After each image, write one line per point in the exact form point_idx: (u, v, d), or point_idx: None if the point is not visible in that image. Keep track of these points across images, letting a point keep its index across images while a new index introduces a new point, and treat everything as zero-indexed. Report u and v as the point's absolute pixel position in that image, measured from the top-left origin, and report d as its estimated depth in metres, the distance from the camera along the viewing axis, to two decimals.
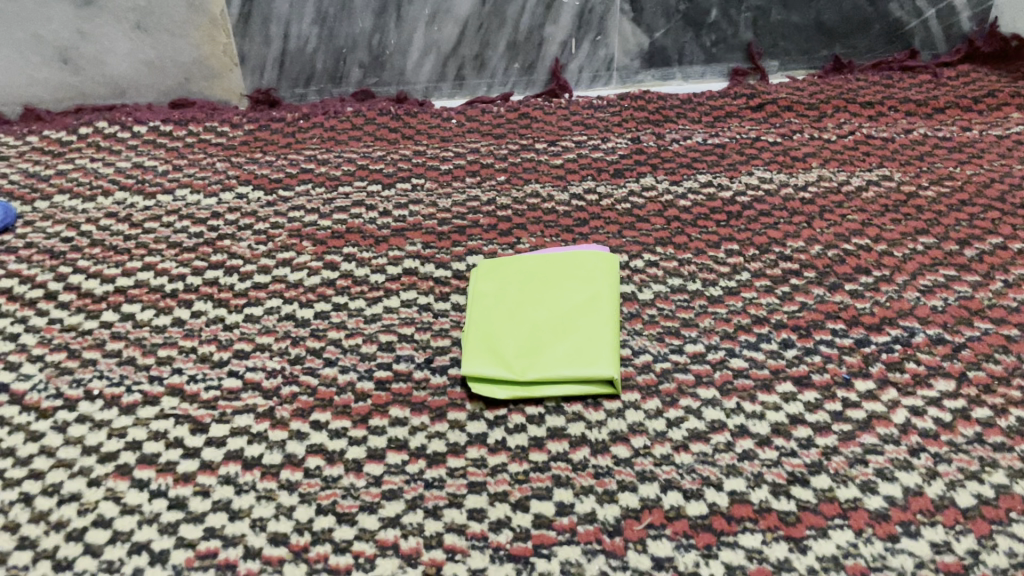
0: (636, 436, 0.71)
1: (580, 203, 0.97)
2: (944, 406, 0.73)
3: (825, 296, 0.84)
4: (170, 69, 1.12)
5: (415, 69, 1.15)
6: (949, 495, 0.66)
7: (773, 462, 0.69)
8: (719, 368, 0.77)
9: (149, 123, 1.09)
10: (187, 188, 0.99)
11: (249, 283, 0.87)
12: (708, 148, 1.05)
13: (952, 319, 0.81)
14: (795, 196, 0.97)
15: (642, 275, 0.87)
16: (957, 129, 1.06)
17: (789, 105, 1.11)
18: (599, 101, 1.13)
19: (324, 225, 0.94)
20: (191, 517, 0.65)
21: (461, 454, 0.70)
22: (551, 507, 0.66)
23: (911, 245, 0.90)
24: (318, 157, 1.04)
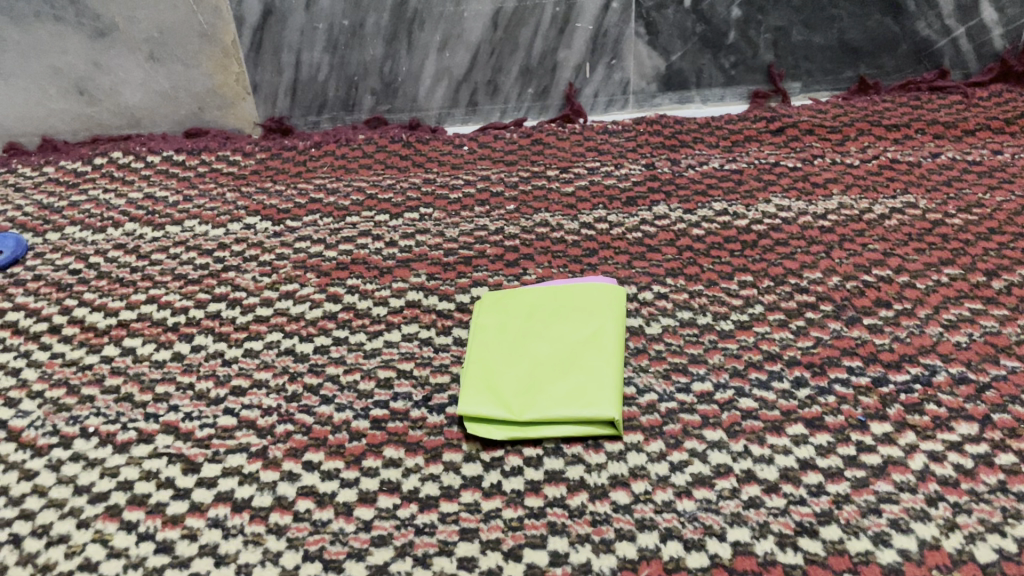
0: (637, 480, 0.68)
1: (590, 232, 0.95)
2: (966, 451, 0.69)
3: (842, 331, 0.80)
4: (184, 98, 1.12)
5: (427, 96, 1.14)
6: (968, 549, 0.62)
7: (780, 510, 0.65)
8: (727, 408, 0.74)
9: (163, 152, 1.09)
10: (196, 219, 0.99)
11: (250, 316, 0.86)
12: (724, 174, 1.02)
13: (977, 356, 0.77)
14: (813, 224, 0.93)
15: (650, 308, 0.85)
16: (988, 153, 1.01)
17: (811, 128, 1.07)
18: (614, 125, 1.11)
19: (330, 256, 0.93)
20: (177, 562, 0.64)
21: (455, 498, 0.68)
22: (545, 556, 0.63)
23: (935, 276, 0.86)
24: (327, 186, 1.03)
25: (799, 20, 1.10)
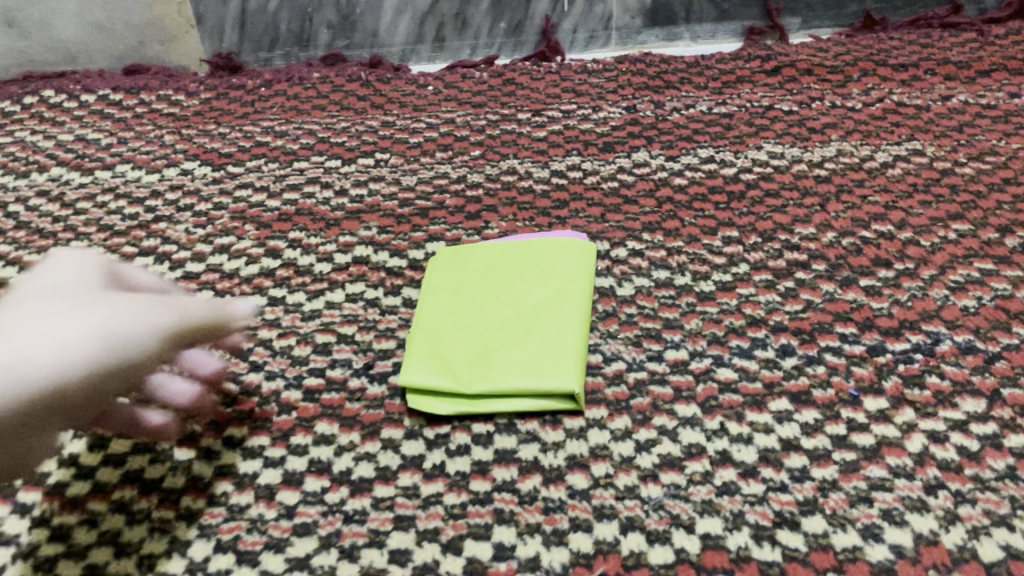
0: (597, 462, 0.61)
1: (560, 181, 0.86)
2: (971, 431, 0.61)
3: (835, 293, 0.72)
4: (122, 32, 1.02)
5: (389, 30, 1.04)
6: (971, 546, 0.54)
7: (757, 498, 0.58)
8: (702, 380, 0.66)
9: (98, 91, 1.00)
10: (129, 164, 0.90)
11: (179, 273, 0.77)
12: (712, 118, 0.92)
13: (986, 323, 0.68)
14: (808, 173, 0.84)
15: (623, 267, 0.76)
16: (1004, 96, 0.92)
17: (809, 68, 0.97)
18: (594, 65, 1.01)
19: (273, 206, 0.84)
20: (73, 552, 0.57)
21: (391, 482, 0.60)
22: (488, 549, 0.56)
23: (942, 232, 0.77)
24: (275, 129, 0.94)
25: None
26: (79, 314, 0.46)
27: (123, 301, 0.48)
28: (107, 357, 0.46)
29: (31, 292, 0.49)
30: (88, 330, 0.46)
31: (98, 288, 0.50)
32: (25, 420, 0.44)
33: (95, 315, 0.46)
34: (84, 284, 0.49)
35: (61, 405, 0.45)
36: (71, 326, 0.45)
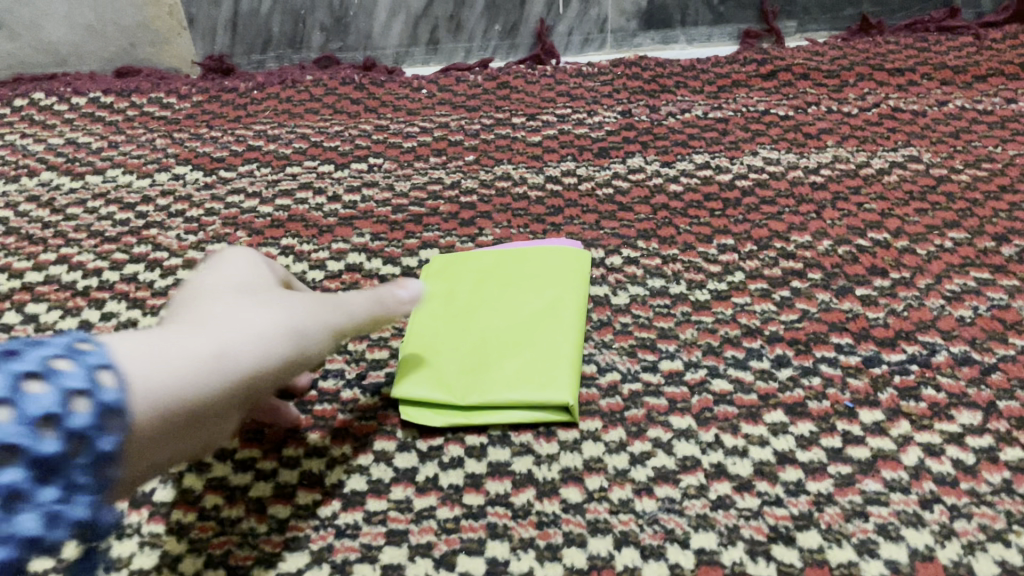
0: (591, 475, 0.60)
1: (555, 187, 0.85)
2: (967, 445, 0.60)
3: (831, 303, 0.71)
4: (112, 33, 1.01)
5: (383, 32, 1.04)
6: (967, 562, 0.54)
7: (752, 513, 0.57)
8: (697, 392, 0.65)
9: (89, 94, 0.99)
10: (120, 168, 0.89)
11: (170, 280, 0.77)
12: (708, 123, 0.91)
13: (982, 334, 0.68)
14: (804, 180, 0.84)
15: (618, 275, 0.75)
16: (1000, 101, 0.91)
17: (805, 72, 0.97)
18: (590, 68, 1.00)
19: (265, 212, 0.83)
20: (61, 566, 0.56)
21: (384, 495, 0.60)
22: (481, 564, 0.55)
23: (938, 240, 0.76)
24: (268, 133, 0.93)
25: None
26: (270, 306, 0.46)
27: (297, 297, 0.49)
28: (294, 349, 0.46)
29: (198, 293, 0.48)
30: (281, 321, 0.46)
31: (260, 287, 0.50)
32: (230, 405, 0.43)
33: (281, 308, 0.47)
34: (248, 283, 0.50)
35: (257, 390, 0.44)
36: (265, 316, 0.45)
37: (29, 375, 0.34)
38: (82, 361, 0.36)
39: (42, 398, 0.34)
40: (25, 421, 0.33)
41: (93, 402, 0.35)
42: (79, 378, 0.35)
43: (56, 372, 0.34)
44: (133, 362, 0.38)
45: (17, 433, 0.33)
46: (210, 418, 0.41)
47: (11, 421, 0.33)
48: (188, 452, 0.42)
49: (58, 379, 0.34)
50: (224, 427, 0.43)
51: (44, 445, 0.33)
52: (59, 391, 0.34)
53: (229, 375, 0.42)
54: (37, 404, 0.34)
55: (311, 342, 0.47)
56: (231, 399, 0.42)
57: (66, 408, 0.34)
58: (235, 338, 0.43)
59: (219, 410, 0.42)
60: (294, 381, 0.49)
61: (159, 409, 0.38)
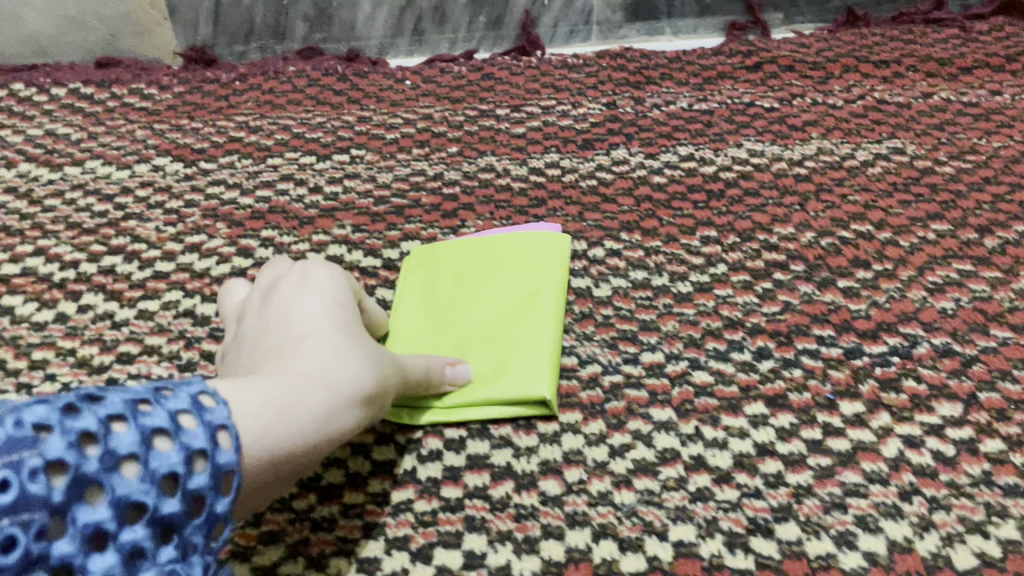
0: (571, 467, 0.60)
1: (538, 179, 0.85)
2: (947, 436, 0.60)
3: (813, 295, 0.71)
4: (93, 24, 1.00)
5: (367, 23, 1.03)
6: (945, 554, 0.54)
7: (731, 505, 0.57)
8: (678, 383, 0.65)
9: (69, 84, 0.98)
10: (99, 160, 0.88)
11: (148, 272, 0.76)
12: (693, 115, 0.91)
13: (964, 326, 0.68)
14: (788, 172, 0.83)
15: (600, 267, 0.75)
16: (985, 93, 0.91)
17: (791, 64, 0.96)
18: (575, 59, 0.99)
19: (245, 204, 0.83)
20: None
21: (361, 488, 0.59)
22: (458, 558, 0.55)
23: (922, 232, 0.76)
24: (250, 124, 0.92)
25: None
26: (358, 361, 0.51)
27: (377, 349, 0.54)
28: (372, 406, 0.51)
29: (288, 333, 0.52)
30: (369, 380, 0.51)
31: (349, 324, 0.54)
32: (318, 456, 0.48)
33: (368, 365, 0.51)
34: (339, 319, 0.54)
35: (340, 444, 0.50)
36: (356, 375, 0.50)
37: (161, 435, 0.37)
38: (204, 422, 0.39)
39: (168, 456, 0.37)
40: (153, 479, 0.36)
41: (211, 463, 0.38)
42: (201, 438, 0.38)
43: (182, 432, 0.38)
44: (249, 427, 0.42)
45: (151, 490, 0.36)
46: (301, 469, 0.47)
47: (146, 478, 0.36)
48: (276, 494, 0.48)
49: (188, 440, 0.38)
50: (308, 473, 0.49)
51: (168, 503, 0.37)
52: (185, 451, 0.37)
53: (325, 434, 0.47)
54: (165, 462, 0.37)
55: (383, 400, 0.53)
56: (321, 452, 0.48)
57: (189, 468, 0.37)
58: (334, 402, 0.48)
59: (311, 462, 0.48)
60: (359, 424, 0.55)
61: (269, 475, 0.44)
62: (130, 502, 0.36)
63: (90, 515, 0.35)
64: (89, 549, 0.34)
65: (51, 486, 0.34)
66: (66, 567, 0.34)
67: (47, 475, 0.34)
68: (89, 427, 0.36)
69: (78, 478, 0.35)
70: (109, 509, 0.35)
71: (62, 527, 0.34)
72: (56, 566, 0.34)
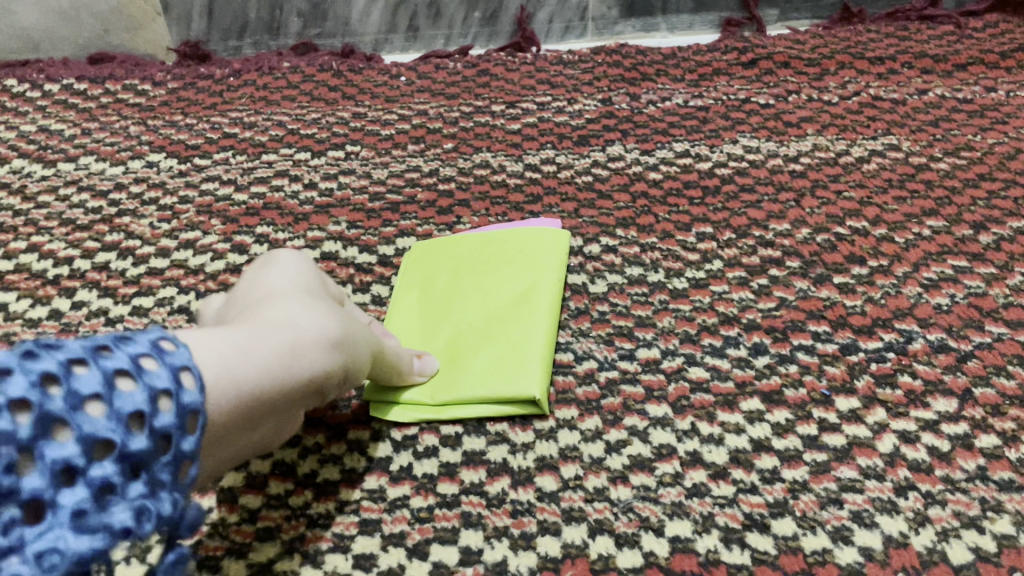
0: (567, 463, 0.60)
1: (534, 175, 0.85)
2: (942, 432, 0.60)
3: (808, 291, 0.71)
4: (87, 20, 1.00)
5: (361, 19, 1.03)
6: (940, 549, 0.54)
7: (727, 500, 0.57)
8: (674, 380, 0.65)
9: (63, 80, 0.97)
10: (93, 156, 0.88)
11: (142, 269, 0.76)
12: (688, 111, 0.91)
13: (959, 322, 0.68)
14: (783, 168, 0.83)
15: (596, 263, 0.75)
16: (980, 90, 0.91)
17: (786, 60, 0.96)
18: (570, 56, 0.99)
19: (240, 200, 0.82)
20: None
21: (357, 485, 0.59)
22: (454, 554, 0.55)
23: (917, 228, 0.76)
24: (244, 120, 0.92)
25: None
26: (320, 312, 0.50)
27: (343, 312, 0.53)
28: (339, 355, 0.50)
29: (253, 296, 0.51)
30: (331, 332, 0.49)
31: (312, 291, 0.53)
32: (286, 403, 0.46)
33: (330, 316, 0.50)
34: (302, 285, 0.53)
35: (310, 390, 0.48)
36: (318, 322, 0.49)
37: (124, 375, 0.35)
38: (167, 362, 0.37)
39: (134, 395, 0.34)
40: (120, 417, 0.34)
41: (176, 403, 0.36)
42: (165, 378, 0.36)
43: (146, 371, 0.35)
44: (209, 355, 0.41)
45: (118, 428, 0.34)
46: (269, 414, 0.45)
47: (113, 416, 0.34)
48: (247, 447, 0.46)
49: (150, 379, 0.35)
50: (279, 425, 0.47)
51: (135, 441, 0.34)
52: (150, 390, 0.35)
53: (291, 372, 0.45)
54: (131, 401, 0.34)
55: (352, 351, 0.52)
56: (289, 395, 0.46)
57: (155, 407, 0.35)
58: (295, 346, 0.46)
59: (279, 406, 0.46)
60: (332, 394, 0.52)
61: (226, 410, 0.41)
62: (99, 440, 0.33)
63: (57, 452, 0.32)
64: (60, 486, 0.32)
65: (15, 423, 0.31)
66: (37, 504, 0.31)
67: (11, 412, 0.31)
68: (49, 367, 0.33)
69: (44, 415, 0.32)
70: (77, 446, 0.33)
71: (31, 464, 0.31)
72: (27, 504, 0.31)
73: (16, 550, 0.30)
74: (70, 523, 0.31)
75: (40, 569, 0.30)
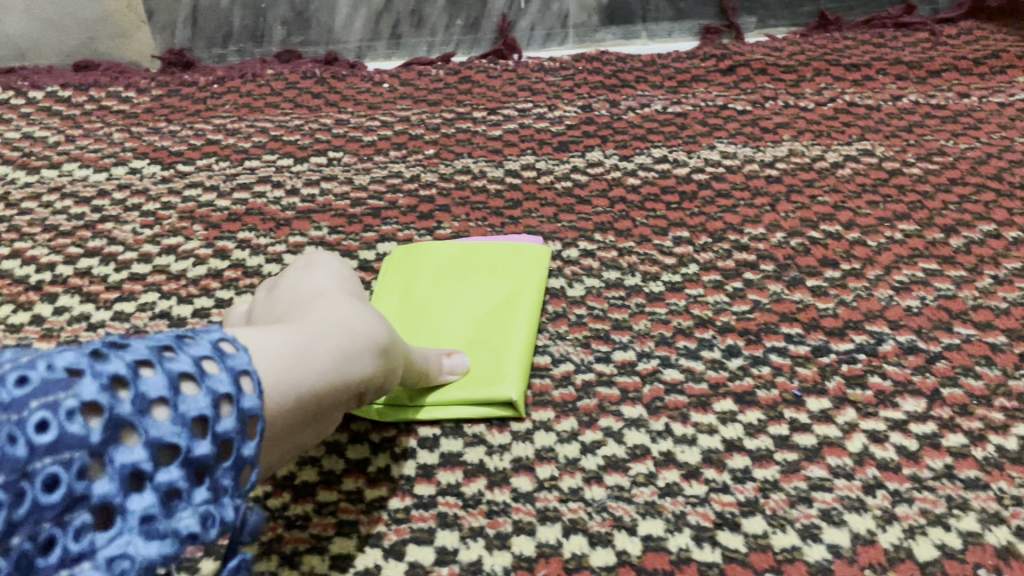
0: (543, 464, 0.61)
1: (514, 181, 0.86)
2: (910, 431, 0.62)
3: (782, 294, 0.72)
4: (71, 27, 0.99)
5: (345, 26, 1.04)
6: (907, 545, 0.55)
7: (699, 499, 0.58)
8: (649, 381, 0.66)
9: (47, 88, 0.98)
10: (76, 162, 0.88)
11: (124, 274, 0.76)
12: (667, 118, 0.92)
13: (928, 323, 0.69)
14: (759, 173, 0.85)
15: (574, 267, 0.76)
16: (953, 96, 0.93)
17: (764, 68, 0.98)
18: (551, 63, 1.00)
19: (222, 206, 0.83)
20: None
21: (335, 487, 0.60)
22: (430, 553, 0.56)
23: (889, 232, 0.78)
24: (227, 127, 0.93)
25: None
26: (366, 315, 0.51)
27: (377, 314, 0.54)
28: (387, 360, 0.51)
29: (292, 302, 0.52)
30: (375, 334, 0.50)
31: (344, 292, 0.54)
32: (337, 404, 0.47)
33: (378, 321, 0.52)
34: (335, 289, 0.54)
35: (359, 392, 0.49)
36: (366, 327, 0.50)
37: (187, 379, 0.36)
38: (226, 366, 0.38)
39: (196, 399, 0.36)
40: (184, 421, 0.35)
41: (235, 408, 0.38)
42: (225, 382, 0.38)
43: (208, 375, 0.37)
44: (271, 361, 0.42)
45: (183, 433, 0.35)
46: (323, 414, 0.47)
47: (178, 421, 0.35)
48: (301, 445, 0.47)
49: (212, 383, 0.37)
50: (332, 425, 0.49)
51: (199, 445, 0.36)
52: (212, 395, 0.37)
53: (345, 375, 0.47)
54: (194, 406, 0.36)
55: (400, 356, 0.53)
56: (343, 396, 0.47)
57: (216, 412, 0.37)
58: (346, 348, 0.47)
59: (332, 406, 0.47)
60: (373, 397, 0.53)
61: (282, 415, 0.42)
62: (163, 445, 0.35)
63: (127, 457, 0.33)
64: (129, 490, 0.33)
65: (88, 428, 0.32)
66: (108, 509, 0.33)
67: (83, 416, 0.32)
68: (119, 371, 0.34)
69: (113, 420, 0.33)
70: (145, 450, 0.34)
71: (101, 468, 0.33)
72: (97, 508, 0.32)
73: (88, 557, 0.32)
74: (139, 527, 0.33)
75: (112, 575, 0.32)
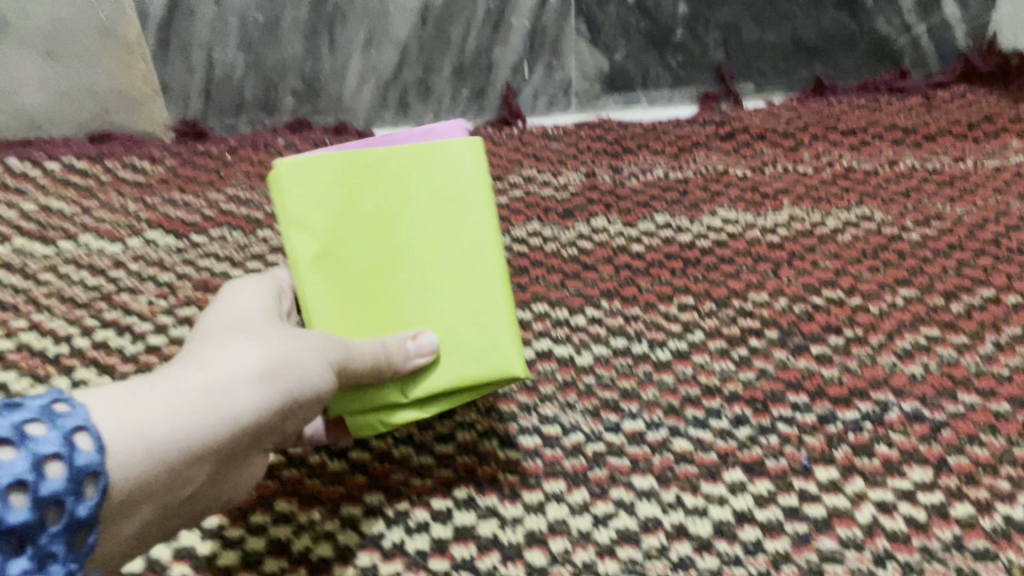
0: (555, 537, 0.61)
1: (521, 248, 0.87)
2: (918, 501, 0.62)
3: (787, 361, 0.74)
4: (86, 99, 1.01)
5: (353, 96, 1.06)
6: None
7: (712, 572, 0.59)
8: (659, 451, 0.67)
9: (63, 158, 0.98)
10: (92, 234, 0.90)
11: (141, 346, 0.78)
12: (669, 184, 0.94)
13: (932, 390, 0.70)
14: (761, 240, 0.86)
15: (582, 334, 0.77)
16: (948, 160, 0.95)
17: (762, 133, 1.00)
18: (555, 131, 1.03)
19: (236, 276, 0.85)
20: None
21: (350, 562, 0.60)
22: None
23: (890, 297, 0.79)
24: (240, 196, 0.95)
25: (749, 16, 1.05)
26: (257, 341, 0.50)
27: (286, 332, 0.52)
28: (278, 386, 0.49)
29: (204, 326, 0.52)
30: (260, 362, 0.49)
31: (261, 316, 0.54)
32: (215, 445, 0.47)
33: (261, 344, 0.50)
34: (252, 312, 0.54)
35: (244, 427, 0.48)
36: (243, 353, 0.49)
37: (8, 446, 0.38)
38: (58, 426, 0.40)
39: (15, 464, 0.38)
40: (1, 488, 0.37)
41: (66, 468, 0.39)
42: (54, 443, 0.39)
43: (34, 439, 0.39)
44: (112, 413, 0.42)
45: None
46: (200, 458, 0.46)
47: None
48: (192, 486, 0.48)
49: (38, 446, 0.38)
50: (227, 459, 0.49)
51: (17, 512, 0.37)
52: (35, 459, 0.38)
53: (210, 415, 0.46)
54: (11, 471, 0.37)
55: (300, 371, 0.51)
56: (219, 434, 0.46)
57: (41, 475, 0.38)
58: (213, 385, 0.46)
59: (206, 454, 0.46)
60: (286, 424, 0.53)
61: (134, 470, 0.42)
62: None
63: None
64: None
65: None
66: None
67: None
68: None
69: None
70: None
71: None
72: None
73: None
74: None
75: None
